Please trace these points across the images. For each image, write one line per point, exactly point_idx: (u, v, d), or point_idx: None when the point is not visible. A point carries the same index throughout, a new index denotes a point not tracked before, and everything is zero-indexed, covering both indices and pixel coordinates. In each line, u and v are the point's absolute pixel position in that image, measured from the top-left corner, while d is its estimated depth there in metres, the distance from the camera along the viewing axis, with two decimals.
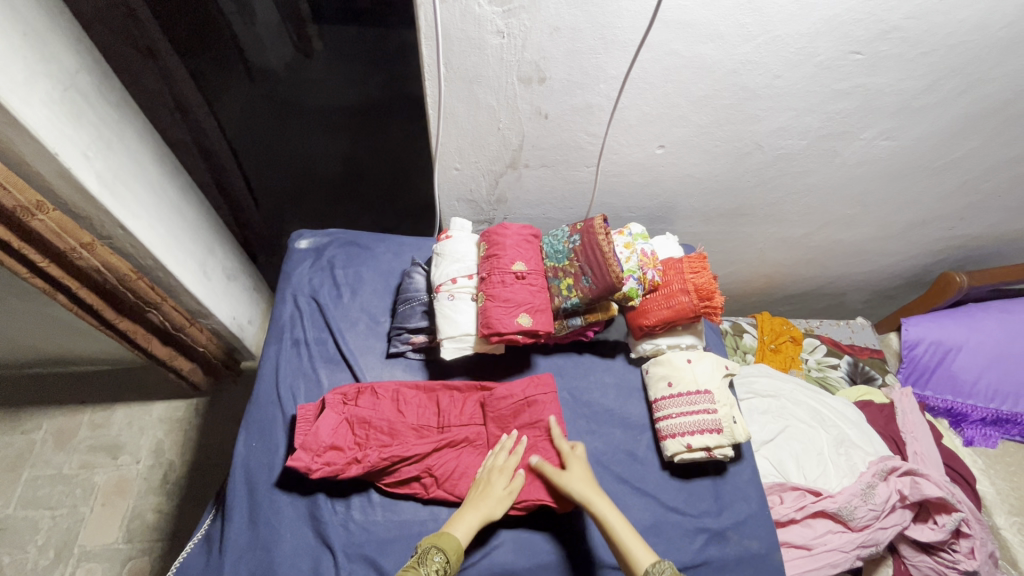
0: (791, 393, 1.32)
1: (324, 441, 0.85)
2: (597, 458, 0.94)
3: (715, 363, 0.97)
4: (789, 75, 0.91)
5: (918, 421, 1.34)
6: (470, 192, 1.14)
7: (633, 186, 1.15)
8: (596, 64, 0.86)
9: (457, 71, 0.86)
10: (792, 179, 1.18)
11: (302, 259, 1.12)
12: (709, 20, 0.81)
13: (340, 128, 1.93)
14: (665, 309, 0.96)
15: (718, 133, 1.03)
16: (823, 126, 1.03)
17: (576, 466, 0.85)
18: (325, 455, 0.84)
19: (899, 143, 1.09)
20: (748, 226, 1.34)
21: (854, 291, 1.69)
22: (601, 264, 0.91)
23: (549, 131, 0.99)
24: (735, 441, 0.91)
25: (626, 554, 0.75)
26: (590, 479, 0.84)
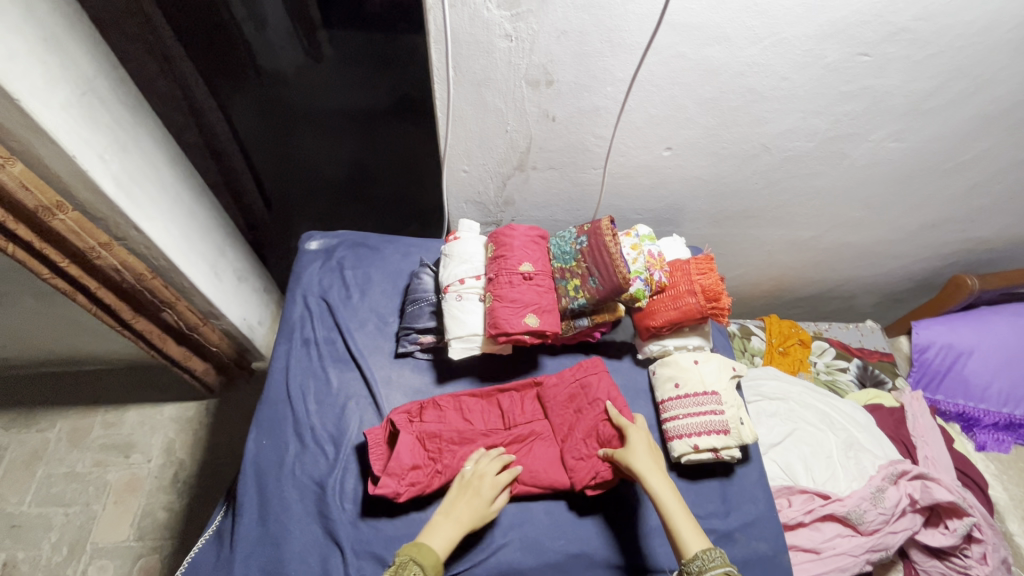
0: (800, 396, 1.31)
1: (405, 462, 0.86)
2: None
3: (722, 364, 0.97)
4: (796, 76, 0.92)
5: (929, 425, 1.32)
6: (478, 194, 1.15)
7: (640, 188, 1.15)
8: (603, 66, 0.87)
9: (465, 74, 0.88)
10: (800, 181, 1.18)
11: (311, 260, 1.13)
12: (716, 22, 0.81)
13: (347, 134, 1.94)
14: (672, 310, 0.97)
15: (725, 135, 1.03)
16: (831, 128, 1.03)
17: (637, 440, 0.85)
18: (408, 475, 0.86)
19: (908, 145, 1.09)
20: (756, 228, 1.34)
21: (864, 294, 1.68)
22: (608, 264, 0.92)
23: (556, 133, 1.00)
24: (742, 442, 0.91)
25: (676, 537, 0.75)
26: (651, 456, 0.83)
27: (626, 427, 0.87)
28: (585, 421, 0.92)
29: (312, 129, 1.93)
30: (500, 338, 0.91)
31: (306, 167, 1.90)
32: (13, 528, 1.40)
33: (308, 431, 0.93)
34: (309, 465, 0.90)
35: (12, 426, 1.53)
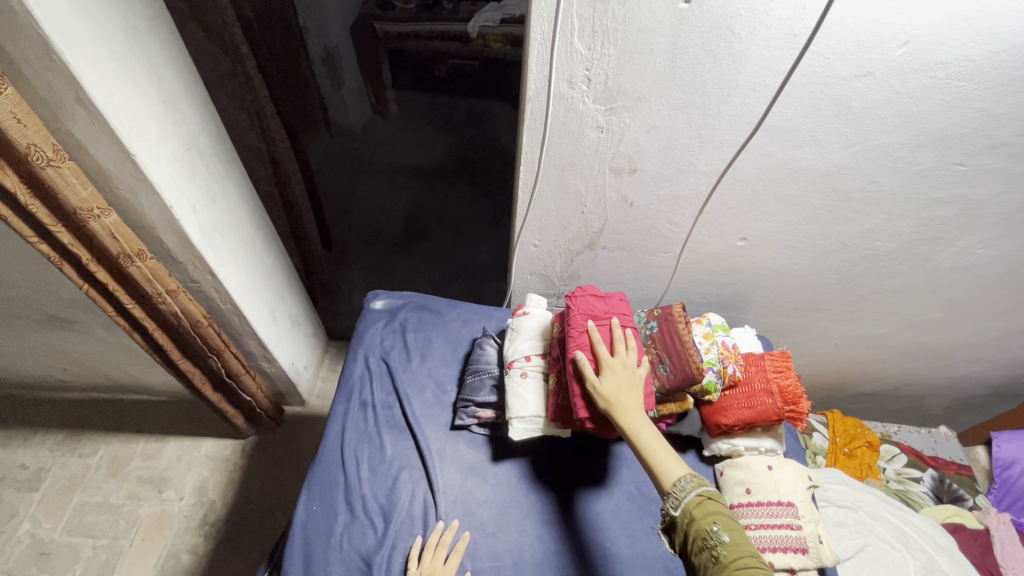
0: (870, 506, 1.22)
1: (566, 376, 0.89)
2: (662, 562, 0.88)
3: (797, 473, 0.91)
4: (886, 180, 0.90)
5: (1019, 554, 1.22)
6: (544, 268, 1.16)
7: (710, 274, 1.14)
8: (689, 160, 0.88)
9: (553, 159, 0.90)
10: (877, 280, 1.14)
11: (375, 319, 1.14)
12: (809, 126, 0.82)
13: (409, 189, 2.12)
14: (747, 409, 0.92)
15: (803, 230, 1.02)
16: (916, 231, 1.01)
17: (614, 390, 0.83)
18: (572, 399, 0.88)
19: (998, 253, 1.05)
20: (825, 321, 1.29)
21: (935, 396, 1.58)
22: (680, 352, 0.89)
23: (632, 218, 1.01)
24: (820, 564, 0.84)
25: (653, 466, 0.76)
26: (626, 385, 0.81)
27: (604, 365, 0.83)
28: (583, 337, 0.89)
29: (374, 187, 2.11)
30: (635, 325, 0.94)
31: (366, 216, 2.03)
32: (42, 555, 1.39)
33: (359, 500, 0.90)
34: (356, 537, 0.87)
35: (57, 448, 1.55)
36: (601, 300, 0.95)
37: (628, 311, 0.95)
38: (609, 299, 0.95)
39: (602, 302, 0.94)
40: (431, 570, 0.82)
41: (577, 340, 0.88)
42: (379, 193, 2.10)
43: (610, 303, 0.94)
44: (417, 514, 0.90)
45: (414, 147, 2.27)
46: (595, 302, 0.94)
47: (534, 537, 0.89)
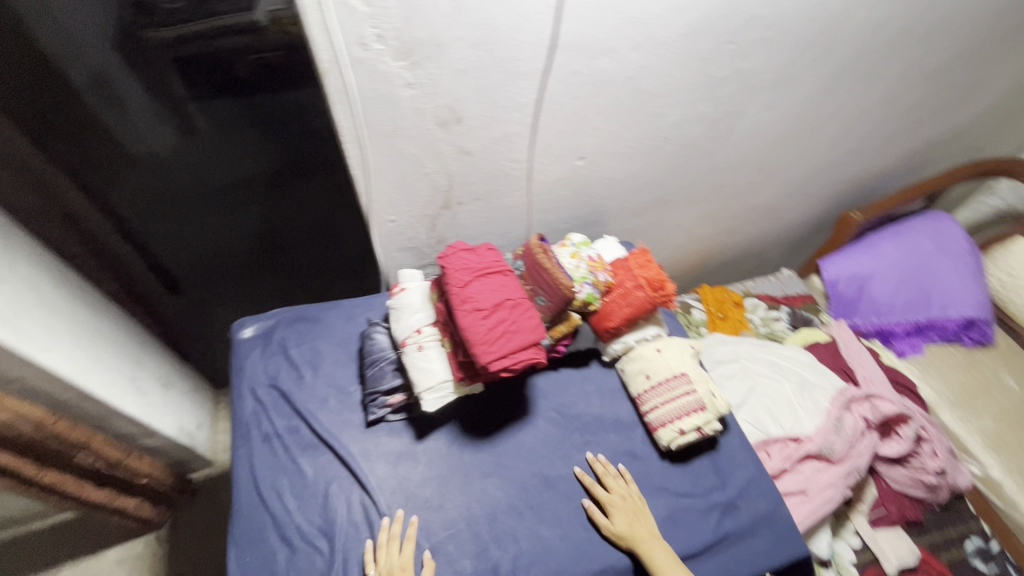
0: (749, 353, 1.44)
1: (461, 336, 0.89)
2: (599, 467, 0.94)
3: (682, 347, 1.02)
4: (678, 72, 1.00)
5: (859, 348, 1.48)
6: (410, 240, 1.14)
7: (563, 200, 1.20)
8: (507, 95, 0.90)
9: (375, 128, 0.87)
10: (700, 162, 1.28)
11: (250, 349, 1.06)
12: (601, 37, 0.87)
13: (219, 165, 1.22)
14: (625, 307, 1.00)
15: (627, 135, 1.10)
16: (715, 110, 1.14)
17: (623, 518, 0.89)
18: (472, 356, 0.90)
19: (780, 111, 1.23)
20: (672, 211, 1.43)
21: (774, 246, 1.85)
22: (546, 280, 0.95)
23: (475, 166, 1.01)
24: (718, 413, 0.96)
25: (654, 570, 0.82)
26: (627, 501, 0.90)
27: (607, 478, 0.92)
28: (467, 297, 0.89)
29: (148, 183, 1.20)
30: (509, 269, 0.97)
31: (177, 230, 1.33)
32: None
33: (294, 532, 0.86)
34: (304, 567, 0.83)
35: None
36: (474, 254, 0.95)
37: (500, 260, 0.96)
38: (481, 251, 0.96)
39: (478, 256, 0.94)
40: (390, 565, 0.81)
41: (462, 299, 0.89)
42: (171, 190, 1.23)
43: (485, 256, 0.95)
44: (359, 519, 0.88)
45: (197, 116, 1.10)
46: (470, 256, 0.94)
47: (480, 493, 0.91)
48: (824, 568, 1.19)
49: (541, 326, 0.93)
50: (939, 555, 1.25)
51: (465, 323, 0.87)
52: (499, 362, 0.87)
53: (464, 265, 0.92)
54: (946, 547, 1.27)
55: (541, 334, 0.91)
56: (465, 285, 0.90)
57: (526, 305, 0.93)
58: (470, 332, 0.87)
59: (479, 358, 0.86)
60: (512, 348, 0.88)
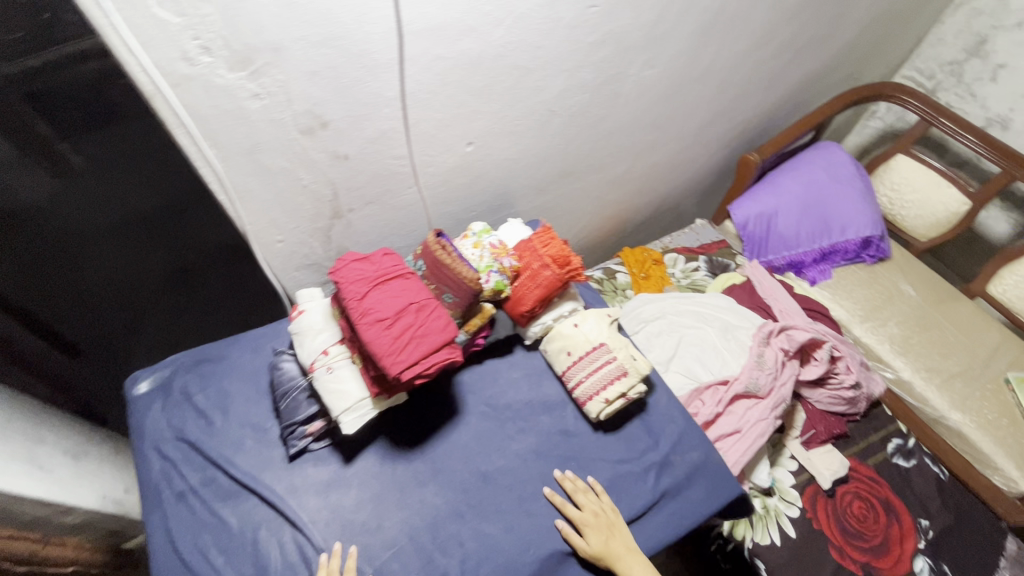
0: (673, 306, 1.48)
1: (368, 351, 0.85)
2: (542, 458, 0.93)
3: (598, 317, 1.02)
4: (547, 42, 0.98)
5: (772, 284, 1.55)
6: (307, 257, 1.07)
7: (461, 188, 1.17)
8: (371, 91, 0.85)
9: (231, 146, 0.80)
10: (594, 128, 1.28)
11: (148, 404, 0.97)
12: (457, 17, 0.83)
13: (103, 199, 0.96)
14: (535, 289, 0.98)
15: (512, 114, 1.08)
16: (595, 75, 1.13)
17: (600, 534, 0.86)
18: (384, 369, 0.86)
19: (660, 68, 1.24)
20: (577, 181, 1.43)
21: (685, 198, 1.90)
22: (450, 276, 0.92)
23: (357, 170, 0.96)
24: (641, 375, 0.97)
25: None
26: (601, 515, 0.86)
27: (577, 494, 0.88)
28: (367, 308, 0.84)
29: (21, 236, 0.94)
30: (411, 272, 0.93)
31: (68, 280, 1.04)
32: None
33: None
34: None
35: None
36: (370, 263, 0.90)
37: (399, 264, 0.92)
38: (377, 258, 0.91)
39: (373, 264, 0.90)
40: None
41: (361, 312, 0.84)
42: (42, 232, 0.95)
43: (382, 263, 0.91)
44: (295, 560, 0.83)
45: (73, 154, 0.86)
46: (365, 265, 0.89)
47: (419, 504, 0.88)
48: (767, 497, 1.26)
49: (451, 325, 0.90)
50: (866, 461, 1.35)
51: (369, 336, 0.83)
52: (410, 370, 0.83)
53: (360, 276, 0.87)
54: (871, 452, 1.36)
55: (451, 333, 0.88)
56: (364, 296, 0.85)
57: (432, 306, 0.90)
58: (375, 344, 0.82)
59: (388, 369, 0.82)
60: (423, 352, 0.84)
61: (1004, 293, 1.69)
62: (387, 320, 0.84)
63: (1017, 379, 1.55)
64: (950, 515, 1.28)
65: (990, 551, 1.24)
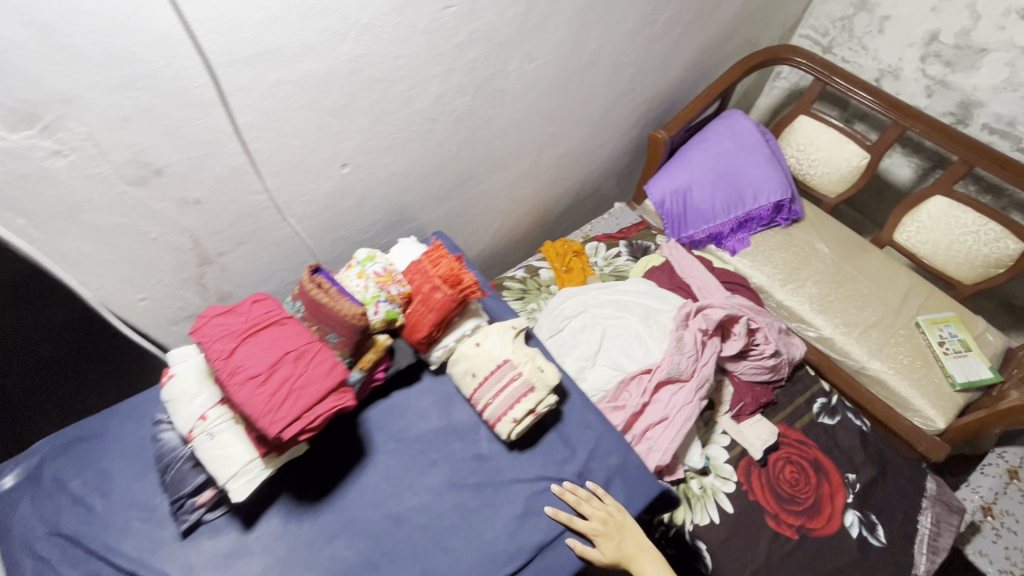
0: (595, 298, 1.47)
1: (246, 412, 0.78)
2: (469, 493, 0.89)
3: (501, 332, 0.99)
4: (406, 50, 0.92)
5: (691, 262, 1.55)
6: (182, 309, 0.99)
7: (348, 211, 1.10)
8: (207, 128, 0.77)
9: (44, 211, 0.71)
10: (485, 128, 1.23)
11: (14, 500, 0.87)
12: (287, 38, 0.76)
13: None
14: (429, 313, 0.93)
15: (386, 127, 1.01)
16: (472, 76, 1.08)
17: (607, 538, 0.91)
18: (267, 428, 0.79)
19: (543, 59, 1.19)
20: (481, 183, 1.38)
21: (602, 182, 1.88)
22: (330, 316, 0.85)
23: (215, 212, 0.88)
24: (550, 387, 0.94)
25: None
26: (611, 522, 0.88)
27: (584, 505, 0.88)
28: (237, 368, 0.78)
29: None
30: (290, 315, 0.87)
31: None
32: None
33: None
34: None
35: None
36: (240, 315, 0.83)
37: (274, 309, 0.85)
38: (247, 307, 0.84)
39: (243, 315, 0.83)
40: None
41: (231, 372, 0.77)
42: None
43: (253, 313, 0.84)
44: None
45: None
46: (232, 319, 0.82)
47: (328, 560, 0.83)
48: (703, 476, 1.28)
49: (339, 367, 0.83)
50: (794, 424, 1.38)
51: (241, 398, 0.76)
52: (293, 426, 0.77)
53: (227, 331, 0.80)
54: (798, 416, 1.40)
55: (337, 377, 0.82)
56: (232, 354, 0.79)
57: (314, 350, 0.83)
58: (249, 404, 0.76)
59: (267, 430, 0.76)
60: (306, 405, 0.78)
61: (909, 240, 1.75)
62: (260, 377, 0.78)
63: (927, 321, 1.62)
64: (875, 467, 1.32)
65: (913, 495, 1.30)
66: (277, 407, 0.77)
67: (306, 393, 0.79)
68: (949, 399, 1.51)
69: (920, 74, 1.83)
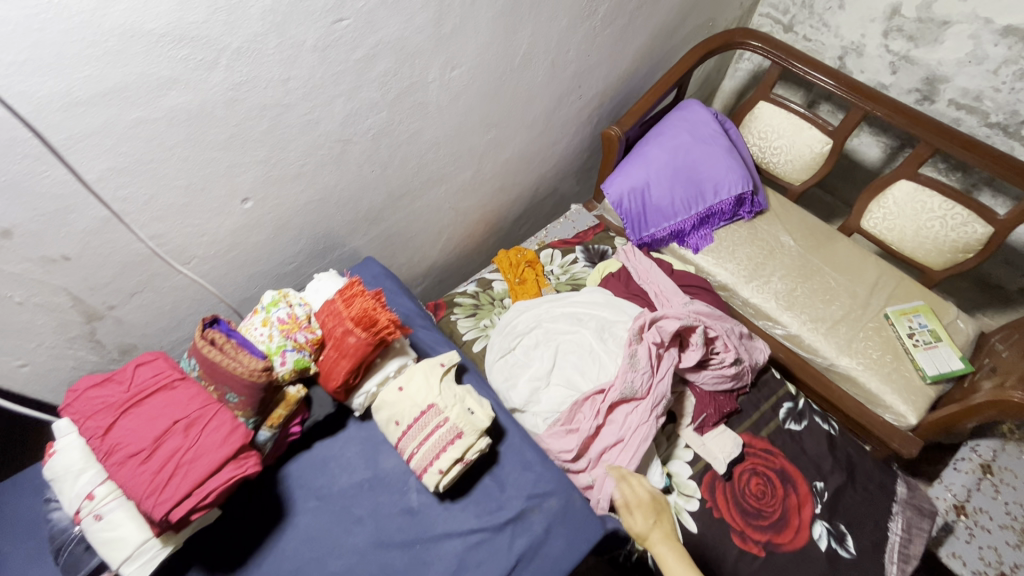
0: (548, 312, 1.39)
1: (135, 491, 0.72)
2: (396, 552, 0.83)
3: (427, 372, 0.91)
4: (296, 72, 0.82)
5: (648, 266, 1.49)
6: (78, 368, 0.90)
7: (262, 245, 1.01)
8: (57, 180, 0.68)
9: None
10: (411, 144, 1.14)
11: None
12: (140, 72, 0.67)
13: None
14: (343, 360, 0.85)
15: (290, 155, 0.92)
16: (385, 92, 0.99)
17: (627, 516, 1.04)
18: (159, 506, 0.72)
19: (467, 65, 1.10)
20: (418, 199, 1.29)
21: (559, 182, 1.80)
22: (228, 374, 0.77)
23: (92, 266, 0.79)
24: (480, 430, 0.86)
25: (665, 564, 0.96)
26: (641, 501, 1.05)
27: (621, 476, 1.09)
28: (119, 445, 0.71)
29: None
30: (185, 375, 0.79)
31: None
32: None
33: None
34: None
35: None
36: (126, 382, 0.76)
37: (165, 370, 0.77)
38: (135, 372, 0.77)
39: (130, 381, 0.76)
40: None
41: (112, 451, 0.71)
42: None
43: (141, 378, 0.76)
44: None
45: None
46: (117, 388, 0.75)
47: None
48: (666, 495, 1.22)
49: (237, 430, 0.74)
50: (760, 433, 1.33)
51: (123, 479, 0.70)
52: (179, 506, 0.69)
53: (110, 403, 0.74)
54: (764, 422, 1.34)
55: (232, 444, 0.73)
56: (114, 430, 0.72)
57: (207, 415, 0.75)
58: (131, 486, 0.69)
59: (151, 514, 0.69)
60: (195, 480, 0.70)
61: (875, 227, 1.70)
62: (143, 454, 0.71)
63: (895, 312, 1.56)
64: (843, 473, 1.28)
65: (883, 499, 1.26)
66: (160, 486, 0.69)
67: (196, 466, 0.71)
68: (920, 393, 1.45)
69: (883, 50, 1.69)
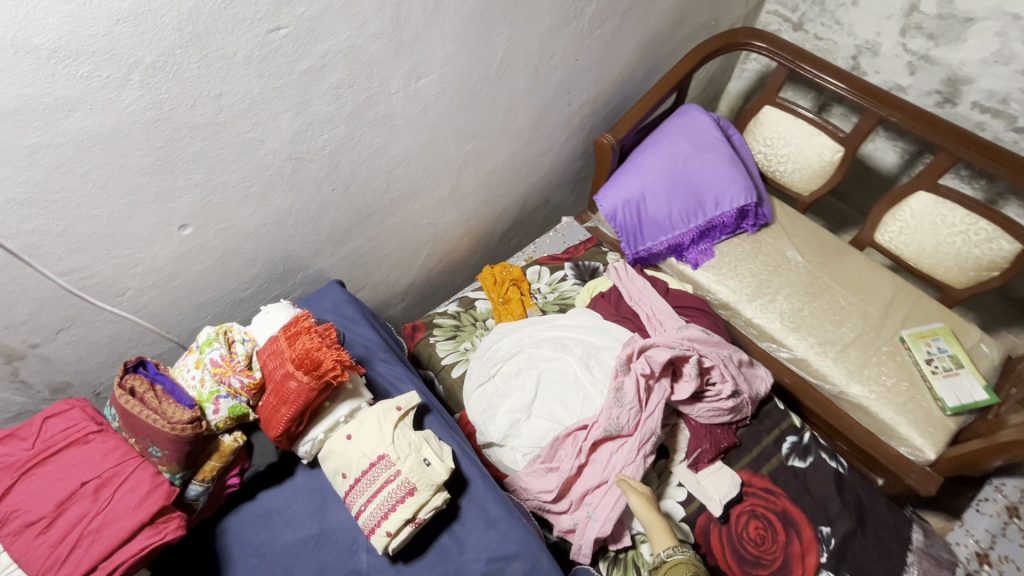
0: (531, 337, 1.30)
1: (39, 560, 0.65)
2: None
3: (379, 418, 0.82)
4: (230, 87, 0.74)
5: (641, 286, 1.39)
6: (3, 410, 0.83)
7: (210, 273, 0.93)
8: None
9: None
10: (376, 160, 1.05)
11: None
12: (30, 93, 0.60)
13: None
14: (284, 407, 0.76)
15: (232, 176, 0.84)
16: (340, 105, 0.90)
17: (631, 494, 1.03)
18: None
19: (435, 74, 1.01)
20: (391, 217, 1.20)
21: (550, 193, 1.70)
22: (146, 427, 0.68)
23: (2, 303, 0.72)
24: (435, 485, 0.77)
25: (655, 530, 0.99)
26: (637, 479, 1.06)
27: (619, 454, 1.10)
28: (18, 511, 0.64)
29: None
30: (103, 426, 0.71)
31: None
32: None
33: None
34: None
35: None
36: (35, 437, 0.69)
37: (79, 422, 0.71)
38: (47, 424, 0.70)
39: (40, 436, 0.69)
40: None
41: (11, 518, 0.64)
42: None
43: (52, 432, 0.70)
44: None
45: None
46: (25, 445, 0.68)
47: None
48: None
49: (156, 490, 0.66)
50: (760, 470, 1.22)
51: (21, 551, 0.63)
52: None
53: (14, 463, 0.67)
54: (765, 458, 1.24)
55: (147, 509, 0.65)
56: (15, 493, 0.65)
57: (123, 473, 0.67)
58: (29, 559, 0.62)
59: None
60: (101, 552, 0.63)
61: (891, 241, 1.57)
62: (46, 522, 0.64)
63: (912, 336, 1.43)
64: (852, 518, 1.16)
65: (895, 549, 1.14)
66: (61, 559, 0.62)
67: (105, 535, 0.63)
68: (939, 426, 1.32)
69: (901, 49, 1.55)
